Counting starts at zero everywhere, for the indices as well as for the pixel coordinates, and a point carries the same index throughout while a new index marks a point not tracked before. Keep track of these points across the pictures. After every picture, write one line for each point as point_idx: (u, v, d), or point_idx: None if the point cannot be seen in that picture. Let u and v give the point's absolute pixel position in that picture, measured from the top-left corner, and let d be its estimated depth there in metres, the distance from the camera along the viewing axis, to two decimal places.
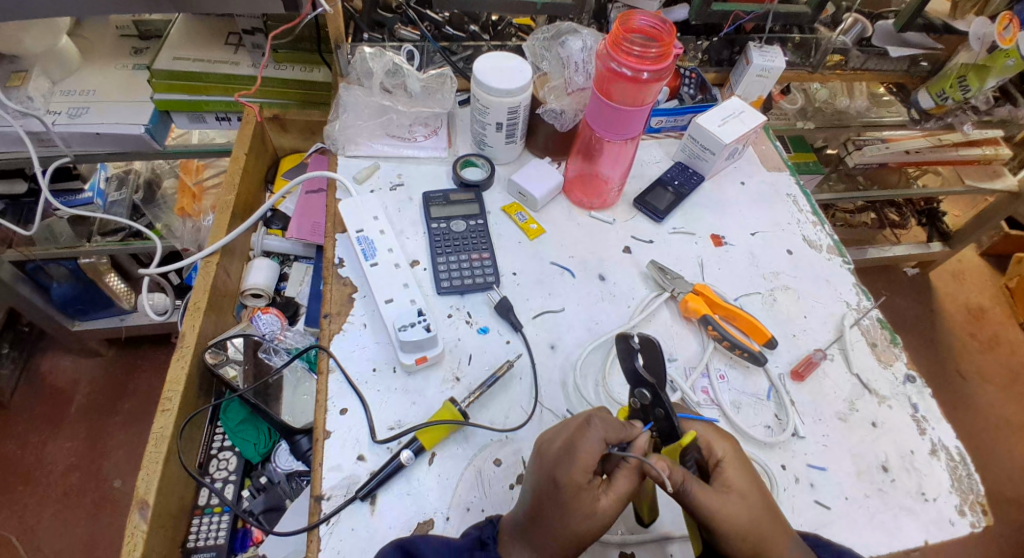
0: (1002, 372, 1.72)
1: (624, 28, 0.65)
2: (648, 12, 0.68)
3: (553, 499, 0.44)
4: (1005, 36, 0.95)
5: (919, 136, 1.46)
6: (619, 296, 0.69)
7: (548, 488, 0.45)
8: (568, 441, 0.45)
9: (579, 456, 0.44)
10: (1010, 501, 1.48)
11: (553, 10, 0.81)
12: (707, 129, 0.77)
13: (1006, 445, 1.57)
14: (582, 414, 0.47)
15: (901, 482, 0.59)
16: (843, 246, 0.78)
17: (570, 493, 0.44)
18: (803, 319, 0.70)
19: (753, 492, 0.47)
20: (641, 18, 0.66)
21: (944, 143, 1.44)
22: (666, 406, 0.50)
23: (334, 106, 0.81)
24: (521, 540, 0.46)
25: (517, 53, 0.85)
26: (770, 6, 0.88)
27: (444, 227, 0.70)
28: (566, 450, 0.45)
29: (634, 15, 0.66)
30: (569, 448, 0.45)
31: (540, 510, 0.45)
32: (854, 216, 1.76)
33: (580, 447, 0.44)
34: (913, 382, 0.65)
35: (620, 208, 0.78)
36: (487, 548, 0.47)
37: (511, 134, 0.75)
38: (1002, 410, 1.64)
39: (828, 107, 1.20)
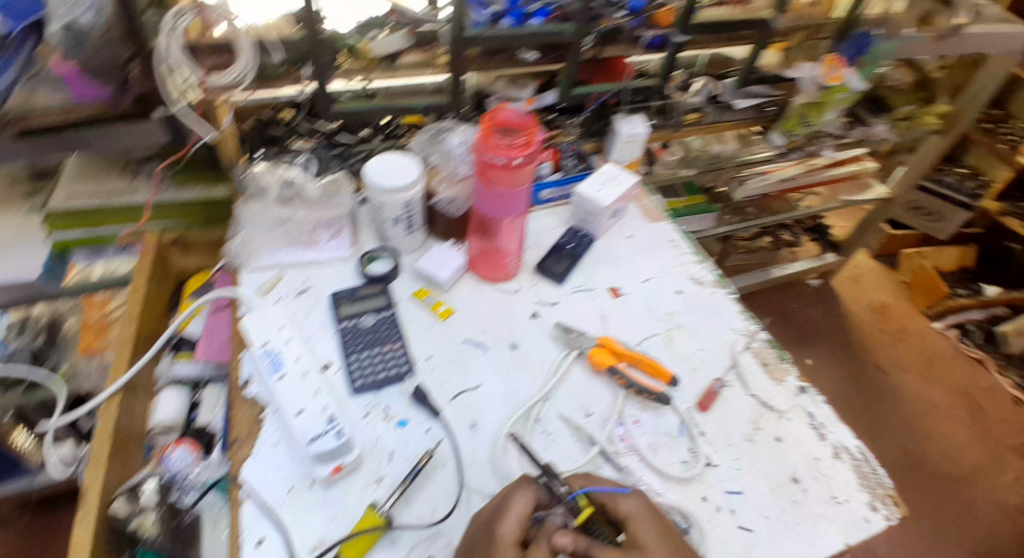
0: (918, 359, 1.88)
1: (487, 123, 0.71)
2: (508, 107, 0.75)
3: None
4: (832, 74, 1.12)
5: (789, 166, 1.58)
6: (531, 362, 0.72)
7: (483, 543, 0.49)
8: (501, 501, 0.51)
9: (511, 511, 0.49)
10: (958, 480, 1.60)
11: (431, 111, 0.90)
12: (586, 195, 0.85)
13: (940, 427, 1.71)
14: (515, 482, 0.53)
15: (813, 490, 0.63)
16: (726, 278, 0.86)
17: (502, 550, 0.47)
18: (700, 352, 0.75)
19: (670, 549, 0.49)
20: (503, 113, 0.73)
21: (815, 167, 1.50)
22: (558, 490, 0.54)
23: (233, 224, 0.83)
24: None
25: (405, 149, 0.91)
26: (622, 84, 1.01)
27: (353, 324, 0.72)
28: (500, 509, 0.50)
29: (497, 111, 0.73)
30: (502, 507, 0.50)
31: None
32: (754, 242, 1.90)
33: (513, 502, 0.50)
34: (805, 392, 0.71)
35: (524, 276, 0.82)
36: None
37: (410, 225, 0.78)
38: (928, 394, 1.78)
39: (705, 154, 1.32)
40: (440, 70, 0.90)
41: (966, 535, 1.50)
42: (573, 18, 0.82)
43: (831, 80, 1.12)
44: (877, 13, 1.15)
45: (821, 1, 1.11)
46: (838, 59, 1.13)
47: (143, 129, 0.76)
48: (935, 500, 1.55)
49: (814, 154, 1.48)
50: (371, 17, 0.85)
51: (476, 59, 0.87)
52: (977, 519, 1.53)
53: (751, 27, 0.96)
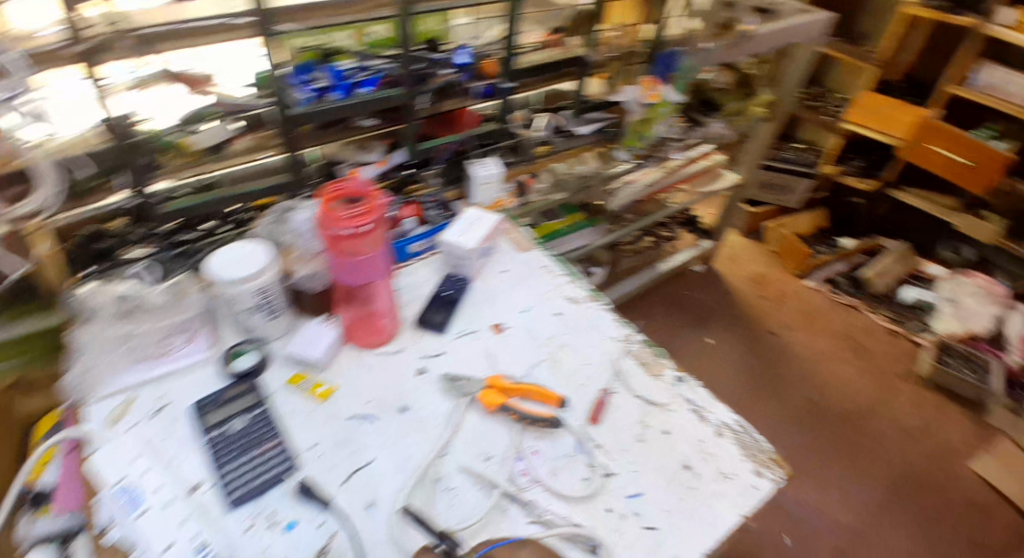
0: (799, 316, 2.08)
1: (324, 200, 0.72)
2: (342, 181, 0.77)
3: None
4: (652, 93, 1.25)
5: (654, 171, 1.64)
6: (424, 419, 0.71)
7: None
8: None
9: None
10: (859, 413, 1.76)
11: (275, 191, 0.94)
12: (452, 242, 0.88)
13: (831, 370, 1.89)
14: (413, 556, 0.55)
15: (704, 472, 0.67)
16: (599, 291, 0.92)
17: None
18: (585, 367, 0.79)
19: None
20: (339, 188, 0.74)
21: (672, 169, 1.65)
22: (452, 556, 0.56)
23: (68, 354, 0.74)
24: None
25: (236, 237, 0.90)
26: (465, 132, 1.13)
27: (221, 432, 0.67)
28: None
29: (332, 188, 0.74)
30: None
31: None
32: (638, 244, 2.01)
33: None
34: (682, 381, 0.77)
35: (405, 334, 0.82)
36: None
37: (271, 311, 0.76)
38: (814, 345, 1.98)
39: (571, 177, 1.29)
40: (276, 151, 0.92)
41: (880, 460, 1.64)
42: (401, 82, 0.95)
43: (651, 98, 1.25)
44: (679, 33, 1.28)
45: (626, 32, 1.26)
46: (653, 80, 1.27)
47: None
48: (841, 440, 1.68)
49: (665, 155, 1.62)
50: (194, 110, 0.84)
51: (311, 133, 0.95)
52: (885, 443, 1.69)
53: (572, 65, 1.21)
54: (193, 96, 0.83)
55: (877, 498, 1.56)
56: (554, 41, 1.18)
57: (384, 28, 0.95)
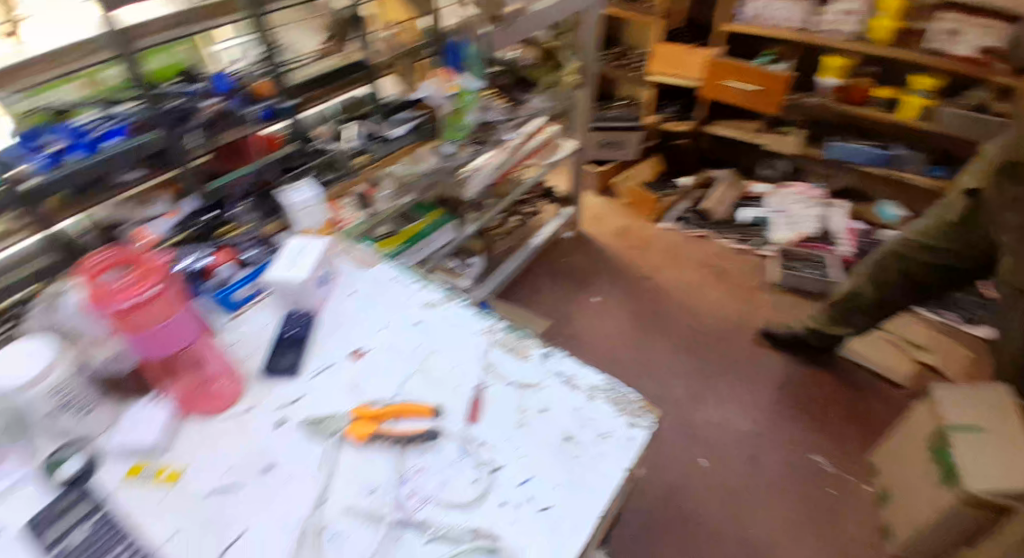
0: (664, 256, 2.25)
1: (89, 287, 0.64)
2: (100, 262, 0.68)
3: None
4: (450, 83, 1.28)
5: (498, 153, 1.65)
6: (293, 474, 0.65)
7: None
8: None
9: None
10: (730, 329, 1.93)
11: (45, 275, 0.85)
12: (281, 278, 0.82)
13: (700, 296, 2.07)
14: None
15: (584, 439, 0.68)
16: (456, 290, 0.90)
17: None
18: (454, 368, 0.77)
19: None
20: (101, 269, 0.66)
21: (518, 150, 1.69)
22: None
23: None
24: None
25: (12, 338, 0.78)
26: (261, 161, 1.06)
27: (60, 551, 0.57)
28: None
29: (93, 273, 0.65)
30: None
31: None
32: (506, 225, 2.06)
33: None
34: (549, 356, 0.78)
35: (253, 390, 0.75)
36: None
37: (80, 405, 0.66)
38: (681, 278, 2.15)
39: (413, 178, 1.33)
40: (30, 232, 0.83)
41: (756, 364, 1.81)
42: (157, 124, 0.87)
43: (452, 89, 1.28)
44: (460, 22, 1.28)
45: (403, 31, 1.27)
46: (445, 73, 1.29)
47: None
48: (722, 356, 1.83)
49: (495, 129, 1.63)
50: None
51: (65, 203, 0.84)
52: (757, 348, 1.86)
53: (358, 72, 1.19)
54: None
55: (764, 396, 1.71)
56: (332, 48, 1.18)
57: (117, 72, 0.87)
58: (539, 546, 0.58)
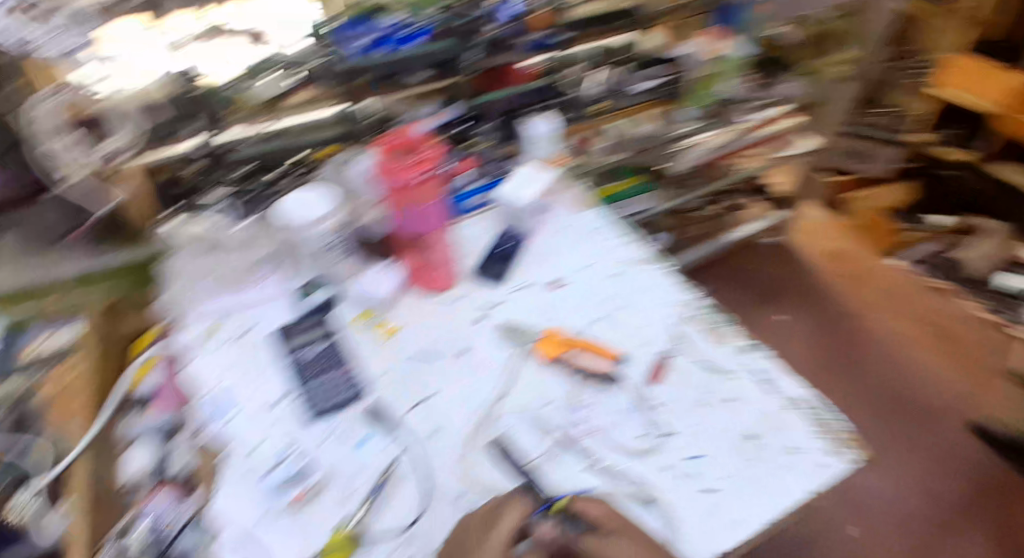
0: (878, 296, 1.84)
1: (381, 150, 0.85)
2: (397, 131, 0.88)
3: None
4: (711, 47, 1.22)
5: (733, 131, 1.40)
6: (480, 366, 0.73)
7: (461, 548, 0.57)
8: (491, 514, 0.58)
9: (500, 525, 0.57)
10: (938, 410, 1.58)
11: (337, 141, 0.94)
12: (509, 196, 0.83)
13: (908, 361, 1.68)
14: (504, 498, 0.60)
15: (772, 444, 0.65)
16: (664, 253, 0.83)
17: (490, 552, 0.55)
18: (645, 328, 0.76)
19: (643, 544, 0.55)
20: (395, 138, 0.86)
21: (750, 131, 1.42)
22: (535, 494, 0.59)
23: (161, 279, 0.82)
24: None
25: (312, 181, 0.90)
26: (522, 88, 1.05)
27: (300, 357, 0.74)
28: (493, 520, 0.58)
29: (389, 138, 0.86)
30: (492, 518, 0.58)
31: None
32: (702, 211, 1.83)
33: (502, 515, 0.58)
34: (752, 349, 0.72)
35: (463, 284, 0.82)
36: None
37: (337, 251, 0.79)
38: (893, 329, 1.76)
39: (630, 138, 1.29)
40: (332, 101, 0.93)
41: (959, 460, 1.50)
42: (453, 33, 0.97)
43: (712, 52, 1.22)
44: None
45: None
46: (710, 33, 1.23)
47: (37, 213, 0.78)
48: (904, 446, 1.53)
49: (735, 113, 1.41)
50: (261, 58, 0.85)
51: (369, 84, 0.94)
52: (963, 443, 1.53)
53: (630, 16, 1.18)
54: (253, 46, 0.85)
55: (954, 500, 1.45)
56: None
57: None
58: (690, 520, 0.60)
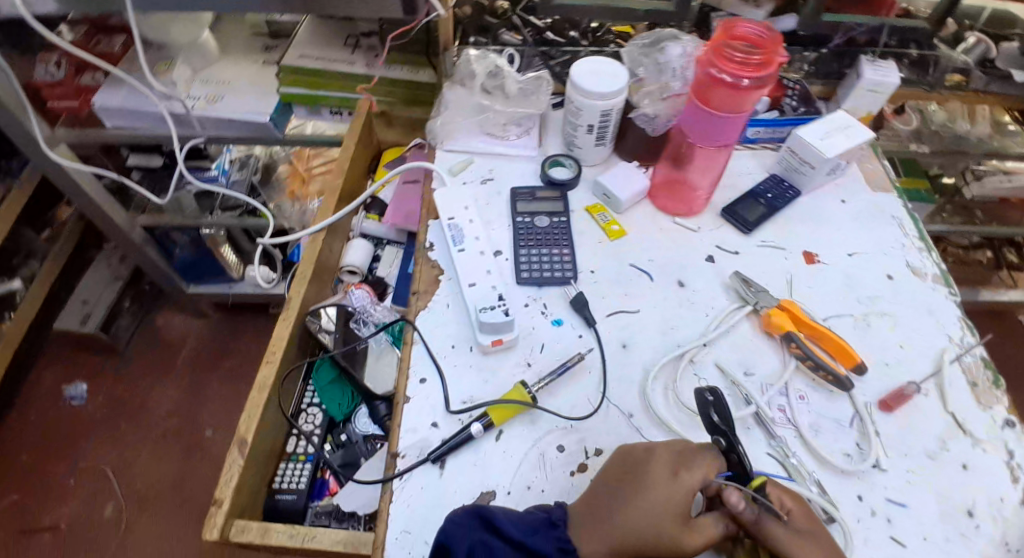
0: None
1: (718, 35, 0.63)
2: (755, 20, 0.66)
3: (658, 503, 0.48)
4: None
5: None
6: (698, 303, 0.69)
7: (642, 475, 0.50)
8: (687, 456, 0.51)
9: (694, 468, 0.50)
10: None
11: (655, 18, 0.84)
12: (808, 143, 0.73)
13: None
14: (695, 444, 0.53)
15: (990, 530, 0.55)
16: (952, 277, 0.72)
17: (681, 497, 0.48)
18: (897, 347, 0.66)
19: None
20: (747, 26, 0.64)
21: None
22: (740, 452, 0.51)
23: (436, 105, 0.87)
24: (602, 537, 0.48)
25: (612, 58, 0.86)
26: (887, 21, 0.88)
27: (528, 222, 0.74)
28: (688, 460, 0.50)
29: (739, 24, 0.64)
30: (687, 459, 0.50)
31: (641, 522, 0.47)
32: (968, 253, 1.50)
33: (699, 464, 0.50)
34: (1013, 427, 0.60)
35: (706, 217, 0.76)
36: (559, 529, 0.49)
37: (601, 137, 0.76)
38: None
39: (942, 132, 1.07)
40: None
41: None
42: None
43: None
44: None
45: None
46: None
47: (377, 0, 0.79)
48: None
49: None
50: None
51: None
52: None
53: None
54: None
55: None
56: None
57: None
58: None
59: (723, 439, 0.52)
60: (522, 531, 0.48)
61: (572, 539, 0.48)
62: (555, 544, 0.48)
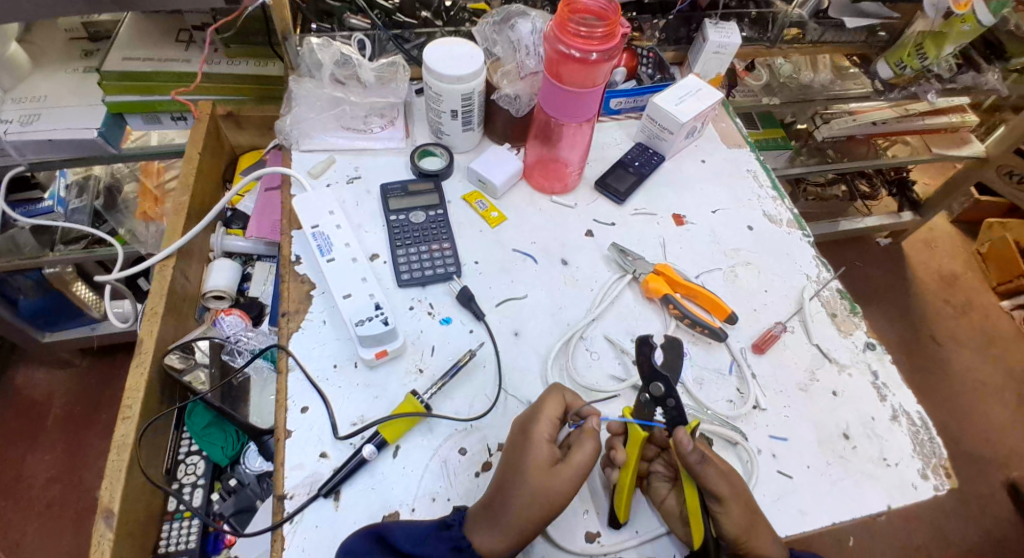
0: (977, 337, 1.56)
1: (563, 8, 0.61)
2: None
3: (520, 461, 0.49)
4: (960, 3, 0.93)
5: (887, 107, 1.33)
6: (581, 279, 0.68)
7: (516, 445, 0.51)
8: (533, 408, 0.53)
9: (542, 414, 0.52)
10: (987, 462, 1.35)
11: None
12: (664, 109, 0.74)
13: (985, 406, 1.44)
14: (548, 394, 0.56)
15: (863, 449, 0.60)
16: (803, 219, 0.77)
17: (534, 445, 0.50)
18: (764, 294, 0.69)
19: (739, 499, 0.51)
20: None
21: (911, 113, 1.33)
22: (678, 394, 0.54)
23: (285, 101, 0.79)
24: (489, 519, 0.47)
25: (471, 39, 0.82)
26: None
27: (403, 219, 0.70)
28: (531, 411, 0.53)
29: None
30: (533, 411, 0.53)
31: (510, 486, 0.48)
32: (825, 190, 1.60)
33: (543, 408, 0.52)
34: (872, 348, 0.66)
35: (582, 191, 0.76)
36: (451, 530, 0.48)
37: (468, 121, 0.73)
38: (980, 373, 1.49)
39: (788, 82, 1.16)
40: None
41: (1003, 527, 1.27)
42: None
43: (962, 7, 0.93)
44: None
45: None
46: None
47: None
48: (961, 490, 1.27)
49: (915, 97, 1.15)
50: None
51: None
52: (1004, 505, 1.29)
53: None
54: None
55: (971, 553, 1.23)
56: None
57: None
58: (761, 500, 0.56)
59: (662, 384, 0.55)
60: (411, 542, 0.47)
61: (466, 536, 0.47)
62: (447, 543, 0.47)
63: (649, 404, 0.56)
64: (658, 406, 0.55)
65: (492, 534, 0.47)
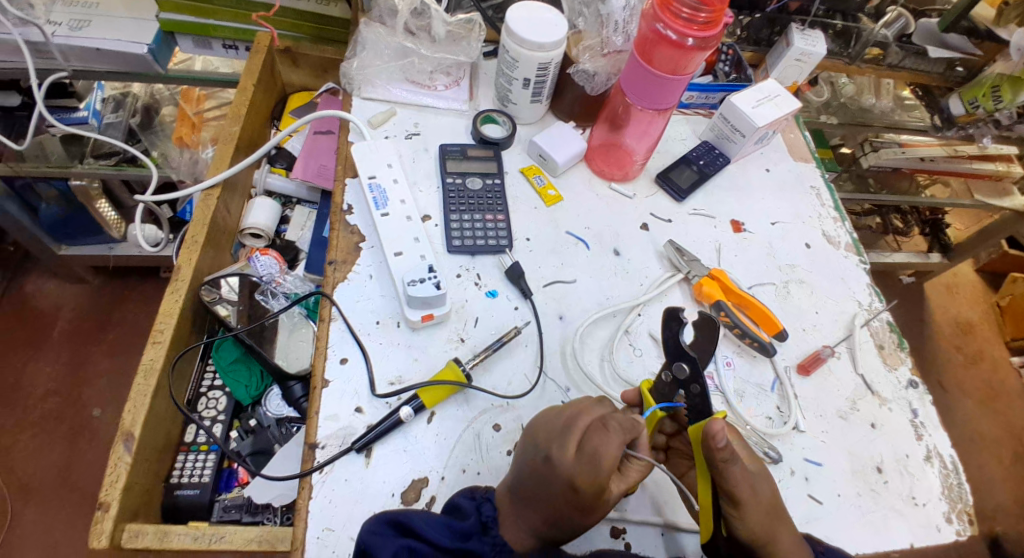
0: (982, 388, 1.55)
1: None
2: None
3: (576, 506, 0.44)
4: None
5: (936, 143, 1.30)
6: (633, 273, 0.67)
7: (567, 489, 0.44)
8: (590, 447, 0.44)
9: (606, 463, 0.43)
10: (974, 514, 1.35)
11: None
12: (739, 110, 0.71)
13: (980, 459, 1.43)
14: (595, 415, 0.47)
15: (894, 485, 0.59)
16: (861, 245, 0.75)
17: (592, 497, 0.44)
18: (814, 314, 0.68)
19: (770, 495, 0.49)
20: None
21: (960, 154, 1.30)
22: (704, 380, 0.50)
23: (351, 43, 0.77)
24: (520, 523, 0.46)
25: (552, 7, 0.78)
26: None
27: (458, 183, 0.68)
28: (584, 451, 0.44)
29: None
30: (592, 456, 0.44)
31: (559, 518, 0.45)
32: (859, 218, 1.60)
33: (604, 455, 0.44)
34: (915, 387, 0.65)
35: (642, 182, 0.74)
36: (489, 532, 0.46)
37: (538, 92, 0.71)
38: (980, 425, 1.49)
39: (850, 104, 1.13)
40: None
41: None
42: None
43: None
44: None
45: None
46: None
47: None
48: None
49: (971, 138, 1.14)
50: None
51: None
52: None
53: None
54: None
55: None
56: None
57: None
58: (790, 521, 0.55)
59: (687, 365, 0.51)
60: (455, 537, 0.45)
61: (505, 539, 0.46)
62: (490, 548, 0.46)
63: (672, 385, 0.53)
64: (681, 389, 0.52)
65: (523, 535, 0.47)
